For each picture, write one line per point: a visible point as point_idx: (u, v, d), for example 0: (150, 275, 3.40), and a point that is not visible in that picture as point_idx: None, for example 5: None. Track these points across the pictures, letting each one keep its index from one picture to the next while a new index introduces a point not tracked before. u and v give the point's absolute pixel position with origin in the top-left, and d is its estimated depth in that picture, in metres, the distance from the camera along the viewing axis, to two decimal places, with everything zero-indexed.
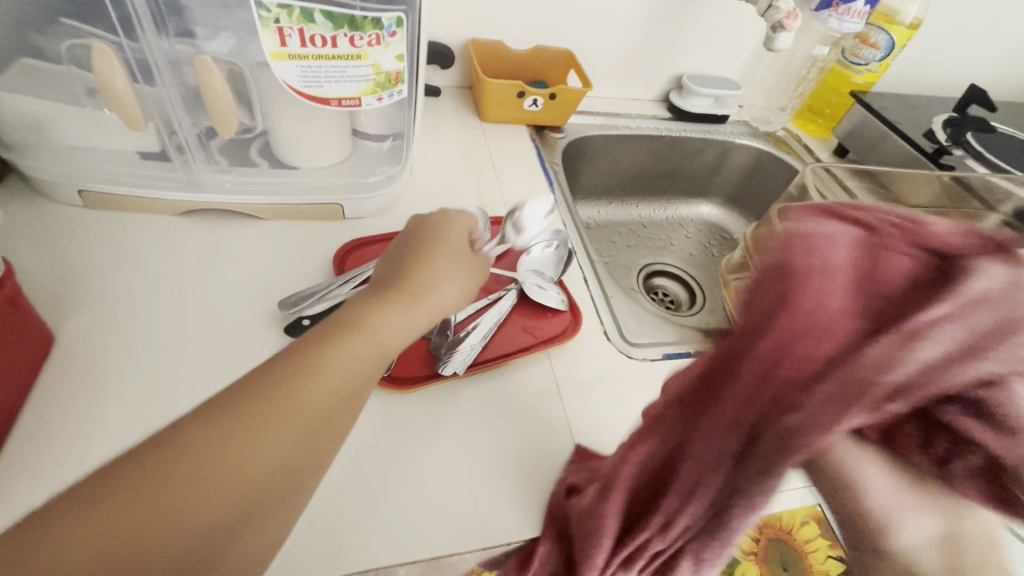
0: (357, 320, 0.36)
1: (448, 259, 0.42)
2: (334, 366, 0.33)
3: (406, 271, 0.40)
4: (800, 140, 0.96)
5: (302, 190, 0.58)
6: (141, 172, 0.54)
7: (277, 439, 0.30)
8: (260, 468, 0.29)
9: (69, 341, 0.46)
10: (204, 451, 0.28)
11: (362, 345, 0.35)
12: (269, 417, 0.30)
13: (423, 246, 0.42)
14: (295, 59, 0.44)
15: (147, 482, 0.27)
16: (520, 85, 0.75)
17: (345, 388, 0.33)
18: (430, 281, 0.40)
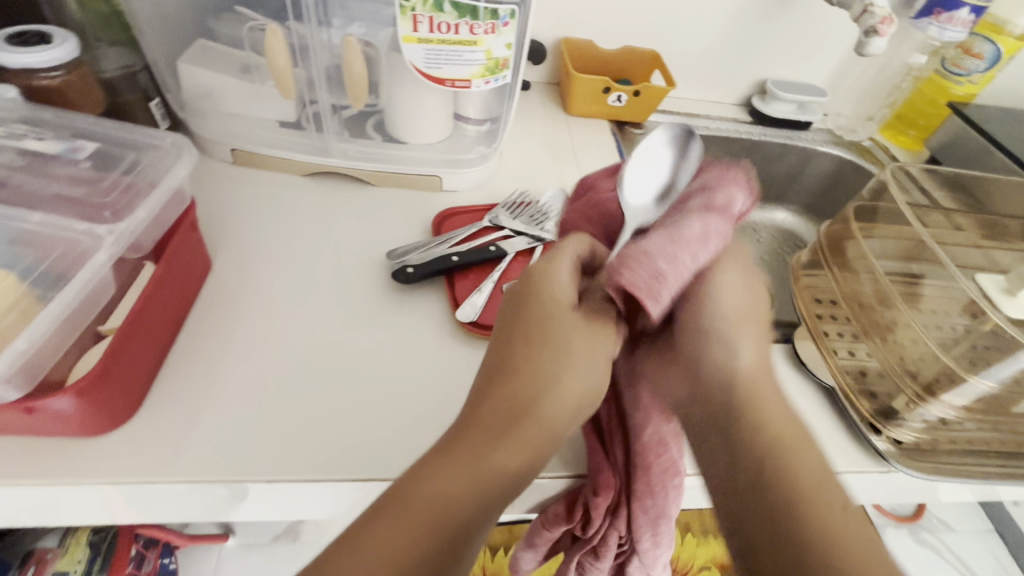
0: (516, 393, 0.37)
1: (569, 346, 0.39)
2: (494, 449, 0.35)
3: (551, 338, 0.39)
4: (888, 151, 0.94)
5: (408, 161, 0.66)
6: (281, 137, 0.63)
7: (452, 511, 0.34)
8: (447, 526, 0.34)
9: (220, 268, 0.55)
10: (386, 525, 0.33)
11: (514, 446, 0.36)
12: (452, 487, 0.34)
13: (539, 316, 0.40)
14: (422, 43, 0.51)
15: (363, 541, 0.32)
16: (607, 81, 0.80)
17: (502, 480, 0.35)
18: (557, 368, 0.38)
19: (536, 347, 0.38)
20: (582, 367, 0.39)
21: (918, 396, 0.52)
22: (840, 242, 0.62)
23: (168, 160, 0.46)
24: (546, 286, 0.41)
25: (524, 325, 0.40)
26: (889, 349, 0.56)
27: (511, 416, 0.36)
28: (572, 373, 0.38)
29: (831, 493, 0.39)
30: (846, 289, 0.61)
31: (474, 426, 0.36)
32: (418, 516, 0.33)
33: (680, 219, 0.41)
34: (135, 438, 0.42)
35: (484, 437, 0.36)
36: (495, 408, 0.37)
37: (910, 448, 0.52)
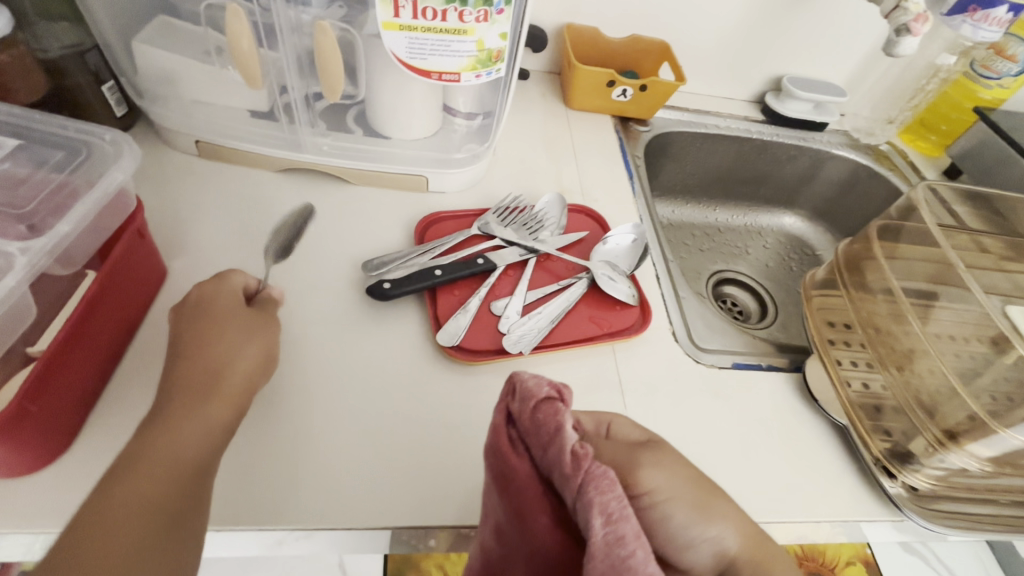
0: (183, 373, 0.38)
1: (214, 326, 0.40)
2: (185, 434, 0.35)
3: (193, 339, 0.40)
4: (906, 157, 0.89)
5: (391, 159, 0.60)
6: (251, 129, 0.57)
7: (148, 493, 0.32)
8: (145, 502, 0.31)
9: (176, 279, 0.49)
10: (100, 533, 0.30)
11: (212, 393, 0.37)
12: (145, 476, 0.32)
13: (206, 314, 0.41)
14: (405, 30, 0.45)
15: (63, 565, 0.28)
16: (612, 74, 0.74)
17: (217, 431, 0.37)
18: (233, 344, 0.40)
19: (204, 332, 0.40)
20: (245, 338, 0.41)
21: (938, 441, 0.47)
22: (859, 261, 0.58)
23: (106, 161, 0.41)
24: (210, 291, 0.42)
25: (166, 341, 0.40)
26: (906, 382, 0.51)
27: (203, 389, 0.37)
28: (241, 345, 0.40)
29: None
30: (862, 313, 0.56)
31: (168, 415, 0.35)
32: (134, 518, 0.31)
33: (582, 491, 0.28)
34: (71, 479, 0.38)
35: (185, 411, 0.36)
36: (179, 399, 0.36)
37: (925, 494, 0.48)
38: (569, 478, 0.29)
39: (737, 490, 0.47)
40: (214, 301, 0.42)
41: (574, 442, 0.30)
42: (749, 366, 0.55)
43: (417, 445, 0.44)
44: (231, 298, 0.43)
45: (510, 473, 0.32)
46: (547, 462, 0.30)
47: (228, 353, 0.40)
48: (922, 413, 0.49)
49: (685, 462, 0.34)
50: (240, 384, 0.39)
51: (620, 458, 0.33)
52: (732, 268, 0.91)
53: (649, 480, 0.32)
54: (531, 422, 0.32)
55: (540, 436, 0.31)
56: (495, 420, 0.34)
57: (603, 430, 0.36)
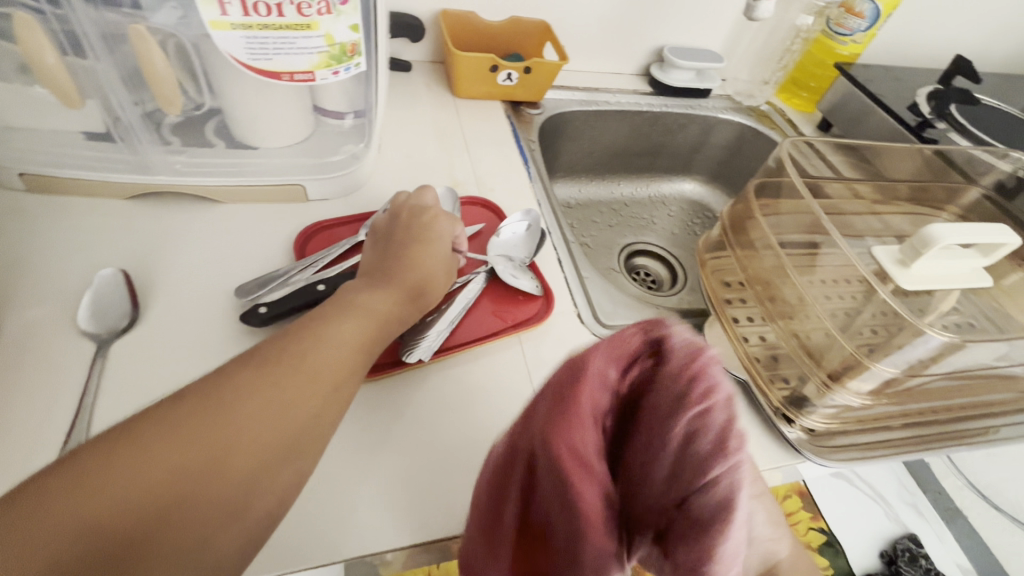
0: (404, 268, 0.46)
1: (428, 244, 0.49)
2: (366, 316, 0.40)
3: (409, 249, 0.47)
4: (784, 115, 0.95)
5: (261, 171, 0.55)
6: (88, 154, 0.51)
7: (317, 365, 0.34)
8: (311, 367, 0.34)
9: (8, 336, 0.42)
10: (280, 371, 0.33)
11: (397, 296, 0.43)
12: (315, 337, 0.36)
13: (414, 241, 0.48)
14: (239, 29, 0.41)
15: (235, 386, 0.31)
16: (493, 59, 0.72)
17: (388, 331, 0.41)
18: (426, 257, 0.48)
19: (415, 248, 0.48)
20: (436, 257, 0.48)
21: (825, 383, 0.50)
22: (742, 221, 0.60)
23: None
24: (433, 222, 0.51)
25: (372, 270, 0.46)
26: (791, 332, 0.53)
27: (406, 290, 0.44)
28: (432, 262, 0.48)
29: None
30: (748, 270, 0.58)
31: (308, 331, 0.36)
32: (303, 382, 0.33)
33: (702, 494, 0.24)
34: None
35: (370, 300, 0.41)
36: (372, 284, 0.43)
37: (821, 433, 0.52)
38: (685, 466, 0.25)
39: None
40: (438, 242, 0.50)
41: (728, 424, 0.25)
42: None
43: (319, 475, 0.40)
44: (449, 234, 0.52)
45: (581, 441, 0.27)
46: (680, 440, 0.25)
47: (425, 264, 0.47)
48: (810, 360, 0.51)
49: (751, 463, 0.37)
50: (422, 293, 0.46)
51: None
52: (642, 239, 0.93)
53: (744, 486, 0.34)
54: (664, 386, 0.27)
55: (664, 406, 0.26)
56: (605, 370, 0.28)
57: None
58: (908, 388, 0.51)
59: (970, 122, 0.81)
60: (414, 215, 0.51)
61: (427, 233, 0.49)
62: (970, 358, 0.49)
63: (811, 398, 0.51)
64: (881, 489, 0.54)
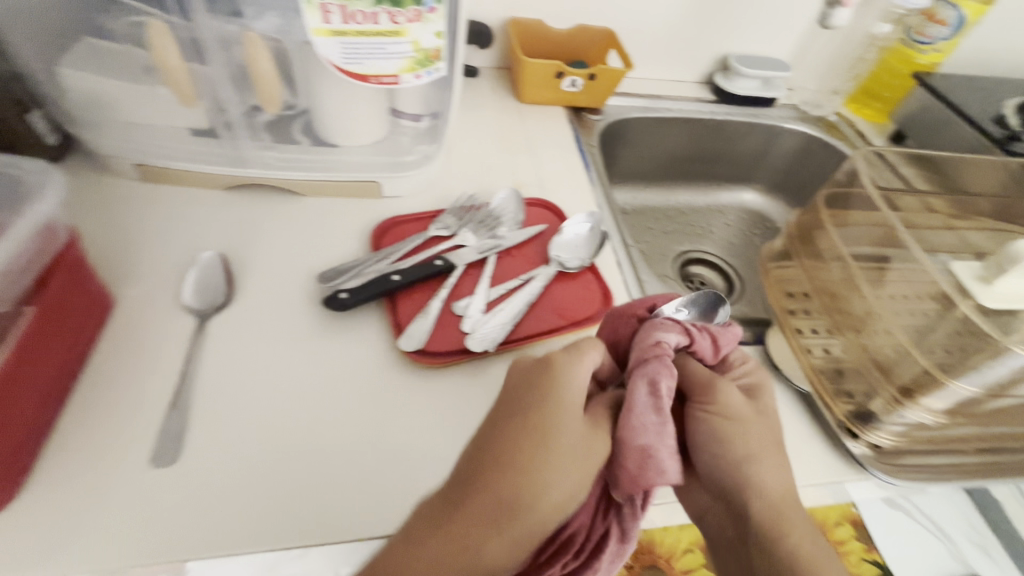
0: (538, 436, 0.36)
1: (564, 408, 0.37)
2: (530, 482, 0.34)
3: (535, 434, 0.36)
4: (854, 126, 0.92)
5: (342, 168, 0.59)
6: (194, 148, 0.56)
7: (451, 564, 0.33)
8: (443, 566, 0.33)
9: (124, 307, 0.47)
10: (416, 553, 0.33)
11: (552, 482, 0.35)
12: (456, 524, 0.33)
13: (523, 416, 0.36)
14: (337, 36, 0.44)
15: (399, 553, 0.33)
16: (559, 65, 0.74)
17: (523, 510, 0.34)
18: (558, 458, 0.35)
19: (530, 429, 0.36)
20: (566, 472, 0.35)
21: (895, 399, 0.49)
22: (812, 231, 0.59)
23: (33, 193, 0.39)
24: (572, 375, 0.39)
25: (488, 441, 0.36)
26: (861, 346, 0.52)
27: (530, 477, 0.34)
28: (557, 479, 0.35)
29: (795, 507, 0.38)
30: (817, 282, 0.58)
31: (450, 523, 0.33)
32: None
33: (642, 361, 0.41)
34: (19, 528, 0.36)
35: (507, 481, 0.34)
36: (511, 454, 0.35)
37: (888, 451, 0.50)
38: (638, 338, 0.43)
39: None
40: (559, 394, 0.38)
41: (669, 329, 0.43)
42: None
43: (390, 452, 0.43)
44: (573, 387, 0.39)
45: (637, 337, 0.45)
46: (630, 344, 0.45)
47: (553, 457, 0.35)
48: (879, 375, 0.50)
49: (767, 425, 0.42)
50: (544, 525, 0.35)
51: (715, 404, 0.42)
52: (698, 248, 0.92)
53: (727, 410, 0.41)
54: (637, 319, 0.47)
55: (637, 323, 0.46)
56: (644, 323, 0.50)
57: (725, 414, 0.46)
58: (988, 410, 0.49)
59: None
60: (552, 364, 0.39)
61: (540, 395, 0.37)
62: None
63: (879, 413, 0.49)
64: (945, 526, 0.48)
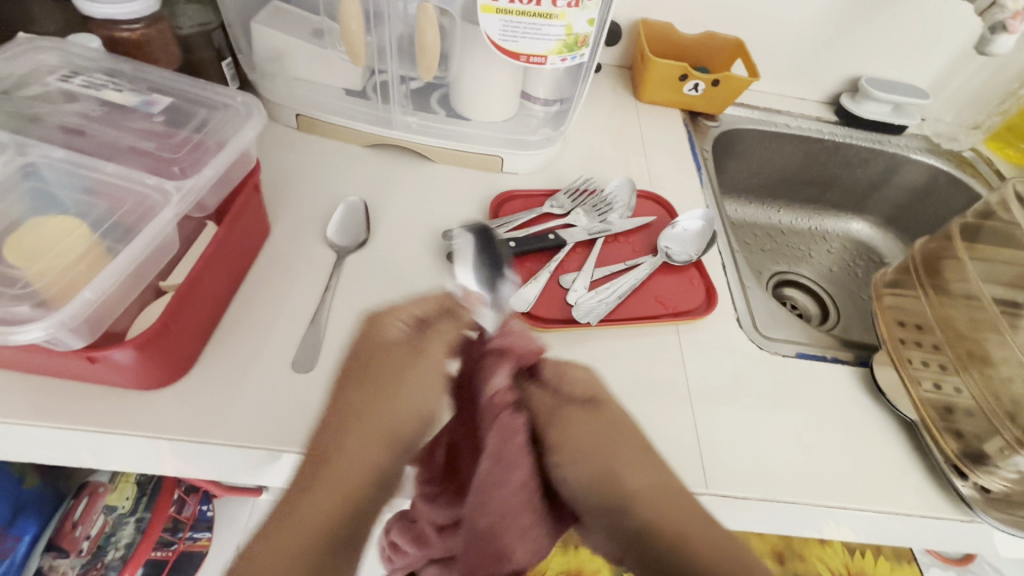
0: (383, 366, 0.39)
1: (374, 345, 0.39)
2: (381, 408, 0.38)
3: (370, 367, 0.39)
4: (991, 164, 0.86)
5: (471, 139, 0.63)
6: (347, 106, 0.62)
7: (347, 493, 0.35)
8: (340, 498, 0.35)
9: (276, 234, 0.54)
10: (304, 507, 0.35)
11: (391, 398, 0.38)
12: (328, 469, 0.36)
13: (370, 366, 0.39)
14: (501, 14, 0.48)
15: (292, 508, 0.35)
16: (685, 68, 0.75)
17: (383, 440, 0.37)
18: (402, 378, 0.38)
19: (369, 364, 0.39)
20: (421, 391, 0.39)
21: (1018, 442, 0.46)
22: (939, 261, 0.57)
23: (236, 121, 0.46)
24: (389, 328, 0.39)
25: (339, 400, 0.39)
26: (986, 385, 0.50)
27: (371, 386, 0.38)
28: (408, 394, 0.38)
29: (682, 499, 0.35)
30: (939, 314, 0.55)
31: (297, 482, 0.36)
32: (321, 514, 0.34)
33: (493, 428, 0.36)
34: (186, 398, 0.42)
35: (357, 402, 0.38)
36: (357, 396, 0.38)
37: (1000, 498, 0.47)
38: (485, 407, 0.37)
39: (795, 474, 0.47)
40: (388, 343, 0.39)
41: (501, 379, 0.37)
42: (814, 357, 0.55)
43: None
44: (399, 330, 0.39)
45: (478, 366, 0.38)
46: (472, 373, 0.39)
47: (413, 387, 0.39)
48: (1002, 417, 0.48)
49: (618, 426, 0.38)
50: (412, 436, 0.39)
51: (552, 407, 0.38)
52: (794, 270, 0.89)
53: (569, 432, 0.37)
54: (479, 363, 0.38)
55: (479, 372, 0.38)
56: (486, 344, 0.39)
57: (559, 377, 0.39)
58: None
59: None
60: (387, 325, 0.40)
61: (376, 355, 0.39)
62: None
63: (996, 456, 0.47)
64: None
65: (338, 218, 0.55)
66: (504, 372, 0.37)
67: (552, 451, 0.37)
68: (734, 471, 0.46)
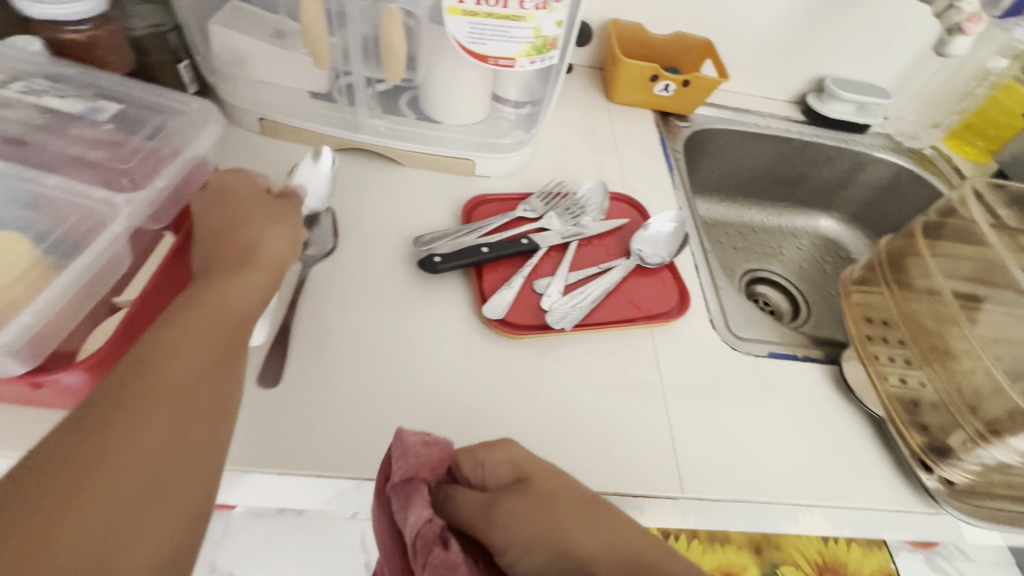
0: (251, 221, 0.43)
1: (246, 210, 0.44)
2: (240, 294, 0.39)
3: (240, 221, 0.42)
4: (950, 161, 0.88)
5: (442, 143, 0.62)
6: (313, 110, 0.61)
7: (192, 357, 0.33)
8: (188, 367, 0.32)
9: None
10: (147, 377, 0.31)
11: (247, 260, 0.41)
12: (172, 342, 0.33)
13: (234, 214, 0.43)
14: (467, 16, 0.48)
15: (114, 397, 0.30)
16: (655, 68, 0.75)
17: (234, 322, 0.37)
18: (267, 226, 0.43)
19: (243, 212, 0.43)
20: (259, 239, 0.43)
21: (980, 435, 0.47)
22: (902, 258, 0.58)
23: (192, 127, 0.44)
24: (234, 184, 0.45)
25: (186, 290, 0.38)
26: (948, 378, 0.51)
27: (234, 262, 0.40)
28: (258, 239, 0.42)
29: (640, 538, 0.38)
30: (904, 310, 0.56)
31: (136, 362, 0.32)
32: (165, 378, 0.31)
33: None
34: None
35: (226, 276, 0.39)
36: (217, 268, 0.40)
37: (963, 489, 0.48)
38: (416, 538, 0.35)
39: (770, 474, 0.47)
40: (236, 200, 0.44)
41: (420, 517, 0.36)
42: (785, 356, 0.56)
43: (465, 412, 0.45)
44: (253, 190, 0.45)
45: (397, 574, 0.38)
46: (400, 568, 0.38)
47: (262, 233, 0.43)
48: (963, 408, 0.49)
49: (553, 498, 0.39)
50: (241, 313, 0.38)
51: (484, 507, 0.39)
52: (765, 267, 0.91)
53: (511, 528, 0.37)
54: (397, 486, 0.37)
55: (399, 502, 0.37)
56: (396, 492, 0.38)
57: (479, 469, 0.40)
58: None
59: None
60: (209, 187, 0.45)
61: (242, 211, 0.43)
62: None
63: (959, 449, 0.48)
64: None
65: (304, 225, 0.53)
66: (418, 512, 0.36)
67: (504, 551, 0.37)
68: (709, 474, 0.46)
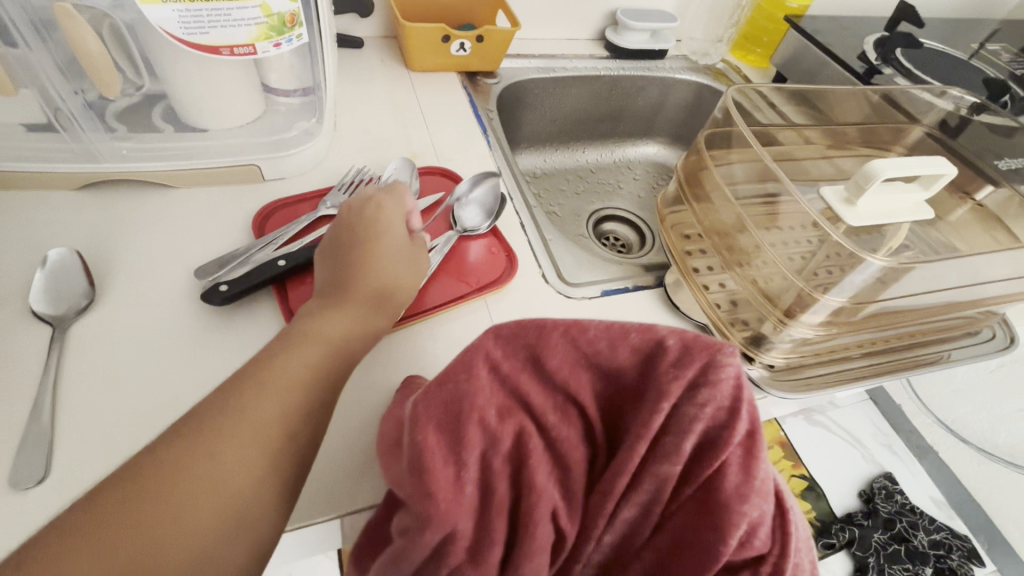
0: (367, 234, 0.46)
1: (380, 232, 0.47)
2: (308, 350, 0.39)
3: (358, 244, 0.46)
4: (740, 72, 0.96)
5: (213, 152, 0.54)
6: (32, 145, 0.50)
7: (239, 449, 0.34)
8: (232, 459, 0.33)
9: None
10: (186, 468, 0.32)
11: (340, 313, 0.42)
12: (217, 426, 0.34)
13: (373, 238, 0.46)
14: (170, 3, 0.40)
15: (161, 469, 0.32)
16: (444, 28, 0.72)
17: (302, 398, 0.37)
18: (375, 248, 0.46)
19: (362, 236, 0.46)
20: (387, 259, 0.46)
21: (780, 321, 0.52)
22: (697, 174, 0.61)
23: None
24: (388, 207, 0.49)
25: (276, 344, 0.39)
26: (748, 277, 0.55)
27: (336, 296, 0.43)
28: (377, 261, 0.45)
29: None
30: (706, 221, 0.60)
31: (181, 440, 0.33)
32: (206, 468, 0.33)
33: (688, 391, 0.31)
34: None
35: (308, 328, 0.40)
36: (314, 306, 0.42)
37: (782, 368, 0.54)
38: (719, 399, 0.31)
39: None
40: (387, 239, 0.46)
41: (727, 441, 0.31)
42: (618, 291, 0.57)
43: None
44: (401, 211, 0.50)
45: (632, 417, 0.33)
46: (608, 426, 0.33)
47: (380, 257, 0.45)
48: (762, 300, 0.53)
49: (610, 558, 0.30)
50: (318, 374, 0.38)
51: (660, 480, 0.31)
52: (610, 205, 0.93)
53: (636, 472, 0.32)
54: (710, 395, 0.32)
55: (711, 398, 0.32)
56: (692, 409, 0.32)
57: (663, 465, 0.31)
58: (862, 315, 0.53)
59: (917, 66, 0.83)
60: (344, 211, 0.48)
61: (373, 233, 0.46)
62: (908, 288, 0.52)
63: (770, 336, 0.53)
64: None
65: (48, 286, 0.44)
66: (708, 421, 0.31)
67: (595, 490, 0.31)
68: None
